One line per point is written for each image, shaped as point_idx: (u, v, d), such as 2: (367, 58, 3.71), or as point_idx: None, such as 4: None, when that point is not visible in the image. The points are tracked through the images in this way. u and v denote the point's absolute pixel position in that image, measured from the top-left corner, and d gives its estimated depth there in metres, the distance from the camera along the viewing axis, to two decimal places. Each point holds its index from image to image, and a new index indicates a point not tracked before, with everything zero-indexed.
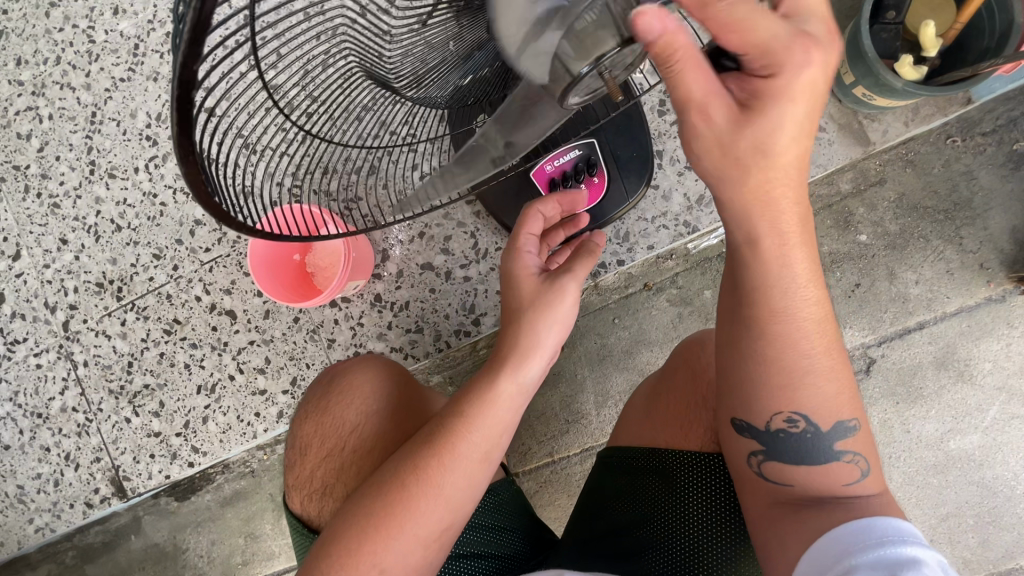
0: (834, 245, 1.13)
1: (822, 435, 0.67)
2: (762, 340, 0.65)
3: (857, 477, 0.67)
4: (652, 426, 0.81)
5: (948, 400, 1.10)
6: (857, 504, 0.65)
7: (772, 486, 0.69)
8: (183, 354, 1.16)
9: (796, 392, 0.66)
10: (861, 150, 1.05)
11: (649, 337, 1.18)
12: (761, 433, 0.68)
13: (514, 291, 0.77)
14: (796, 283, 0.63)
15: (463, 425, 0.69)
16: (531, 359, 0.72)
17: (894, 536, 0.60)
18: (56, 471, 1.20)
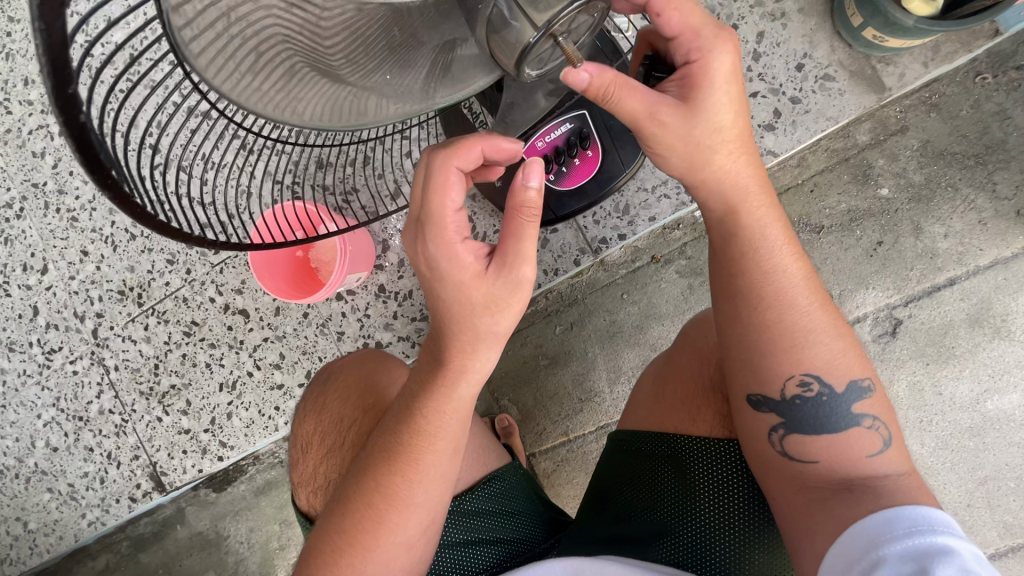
0: (853, 201, 1.06)
1: (838, 397, 0.66)
2: (745, 307, 0.67)
3: (881, 448, 0.64)
4: (661, 408, 0.78)
5: (984, 358, 1.04)
6: (890, 483, 0.62)
7: (797, 466, 0.65)
8: (203, 354, 1.21)
9: (800, 355, 0.66)
10: (875, 97, 0.97)
11: (660, 311, 1.15)
12: (777, 404, 0.66)
13: (451, 286, 0.62)
14: (771, 252, 0.66)
15: (421, 439, 0.68)
16: (476, 363, 0.67)
17: (922, 526, 0.55)
18: (100, 469, 1.28)
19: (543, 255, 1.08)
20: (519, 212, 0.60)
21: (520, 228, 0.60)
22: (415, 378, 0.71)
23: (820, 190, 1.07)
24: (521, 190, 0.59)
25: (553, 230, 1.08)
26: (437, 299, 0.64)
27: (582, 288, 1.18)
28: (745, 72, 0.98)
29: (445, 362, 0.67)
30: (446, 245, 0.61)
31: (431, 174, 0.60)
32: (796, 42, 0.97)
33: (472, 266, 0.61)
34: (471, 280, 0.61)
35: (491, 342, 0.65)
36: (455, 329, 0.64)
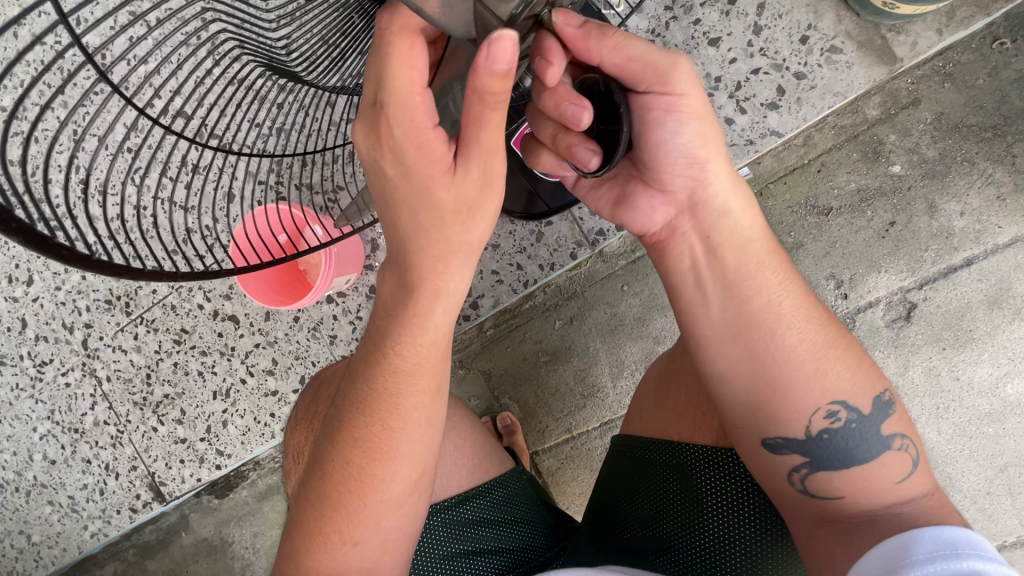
0: (863, 180, 1.01)
1: (866, 421, 0.62)
2: (760, 345, 0.63)
3: (909, 470, 0.61)
4: (665, 415, 0.74)
5: (1003, 340, 0.99)
6: (913, 510, 0.59)
7: (821, 500, 0.63)
8: (195, 362, 1.18)
9: (825, 381, 0.62)
10: (886, 69, 0.91)
11: (663, 302, 1.11)
12: (801, 443, 0.63)
13: (415, 182, 0.53)
14: (768, 274, 0.64)
15: (400, 379, 0.65)
16: (441, 283, 0.61)
17: (946, 550, 0.53)
18: (99, 481, 1.25)
19: (538, 249, 1.02)
20: (482, 99, 0.47)
21: (484, 116, 0.48)
22: (380, 313, 0.66)
23: (828, 170, 1.02)
24: (483, 72, 0.44)
25: (547, 222, 1.02)
26: (399, 207, 0.56)
27: (581, 281, 1.14)
28: (746, 48, 0.92)
29: (414, 288, 0.61)
30: (409, 133, 0.50)
31: (380, 36, 0.45)
32: (800, 12, 0.91)
33: (440, 162, 0.52)
34: (441, 181, 0.53)
35: (464, 255, 0.60)
36: (422, 247, 0.58)
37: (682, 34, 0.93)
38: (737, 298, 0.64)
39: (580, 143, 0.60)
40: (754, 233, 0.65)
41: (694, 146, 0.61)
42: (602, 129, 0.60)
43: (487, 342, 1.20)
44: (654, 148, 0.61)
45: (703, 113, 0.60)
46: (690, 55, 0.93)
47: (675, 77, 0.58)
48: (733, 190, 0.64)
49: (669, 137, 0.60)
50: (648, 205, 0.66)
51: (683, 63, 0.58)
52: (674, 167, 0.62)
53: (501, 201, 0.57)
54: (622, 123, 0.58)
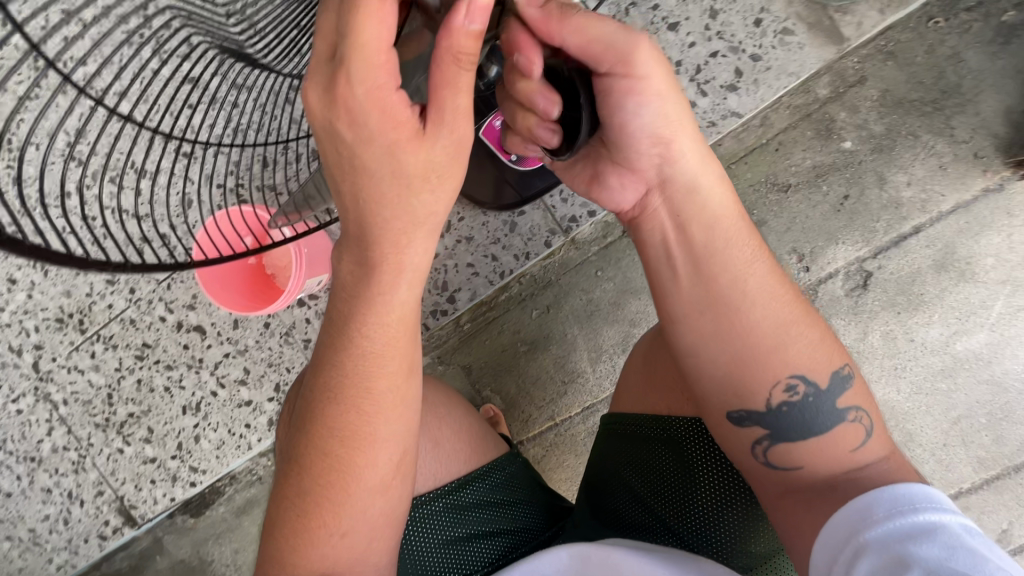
0: (818, 156, 1.06)
1: (823, 395, 0.65)
2: (727, 318, 0.65)
3: (863, 440, 0.64)
4: (652, 389, 0.76)
5: (951, 301, 1.06)
6: (871, 474, 0.62)
7: (782, 473, 0.65)
8: (160, 378, 1.13)
9: (790, 355, 0.64)
10: (834, 49, 0.95)
11: (635, 285, 1.13)
12: (762, 416, 0.65)
13: (381, 146, 0.51)
14: (736, 248, 0.66)
15: (370, 361, 0.63)
16: (405, 254, 0.59)
17: (903, 506, 0.56)
18: (62, 510, 1.18)
19: (512, 239, 1.02)
20: (453, 61, 0.48)
21: (455, 77, 0.49)
22: (340, 296, 0.63)
23: (785, 148, 1.06)
24: (458, 31, 0.47)
25: (520, 212, 1.01)
26: (361, 174, 0.53)
27: (555, 269, 1.15)
28: (703, 32, 0.94)
29: (376, 266, 0.59)
30: (376, 92, 0.49)
31: None
32: None
33: (408, 126, 0.51)
34: (409, 146, 0.52)
35: (428, 228, 0.58)
36: (385, 219, 0.56)
37: (642, 19, 0.94)
38: (706, 272, 0.66)
39: (540, 122, 0.65)
40: (720, 207, 0.66)
41: (659, 125, 0.63)
42: (564, 118, 0.64)
43: (466, 336, 1.20)
44: (617, 127, 0.64)
45: (669, 90, 0.62)
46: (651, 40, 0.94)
47: (638, 59, 0.59)
48: (701, 172, 0.66)
49: (632, 116, 0.62)
50: (618, 181, 0.69)
51: (645, 42, 0.59)
52: (638, 145, 0.64)
53: (464, 172, 0.57)
54: (581, 112, 0.62)
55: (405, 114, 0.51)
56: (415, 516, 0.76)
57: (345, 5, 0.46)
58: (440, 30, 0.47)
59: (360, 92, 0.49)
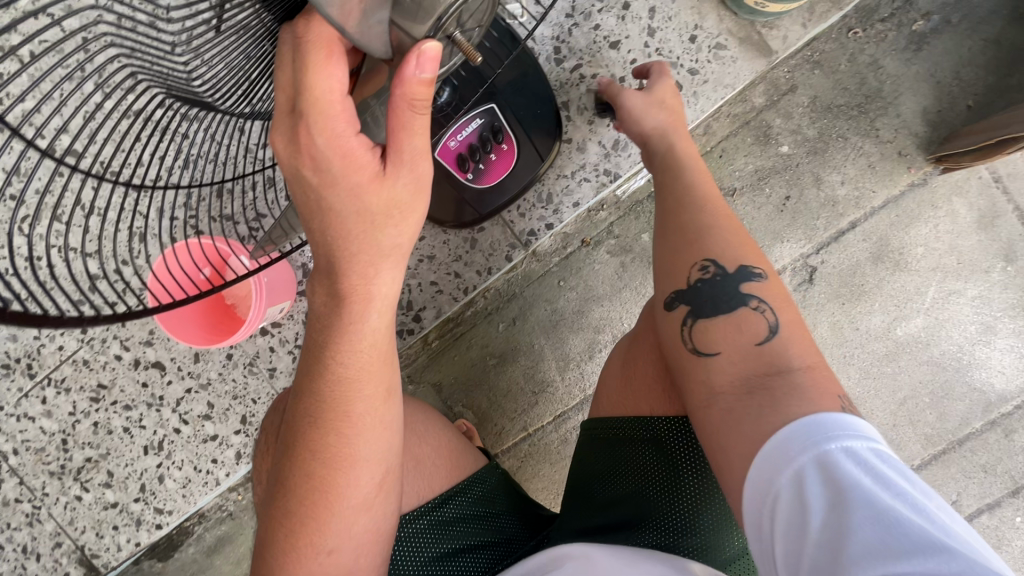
0: (758, 161, 1.12)
1: (732, 279, 0.70)
2: (671, 220, 0.78)
3: (769, 333, 0.66)
4: (632, 387, 0.79)
5: (889, 290, 1.13)
6: (787, 369, 0.62)
7: (704, 361, 0.67)
8: (119, 419, 1.09)
9: (707, 243, 0.73)
10: (765, 61, 1.00)
11: (597, 293, 1.16)
12: (686, 296, 0.71)
13: (346, 186, 0.54)
14: (686, 172, 0.80)
15: (346, 384, 0.63)
16: (375, 281, 0.60)
17: (817, 438, 0.55)
18: (17, 566, 1.11)
19: (474, 255, 1.03)
20: (408, 105, 0.49)
21: (411, 121, 0.51)
22: (313, 326, 0.64)
23: (728, 155, 1.12)
24: (409, 81, 0.47)
25: (480, 228, 1.03)
26: (328, 215, 0.56)
27: (519, 281, 1.17)
28: (644, 49, 0.99)
29: (347, 296, 0.61)
30: (336, 139, 0.51)
31: (305, 46, 0.45)
32: (687, 14, 0.99)
33: (368, 168, 0.53)
34: (371, 187, 0.54)
35: (395, 258, 0.61)
36: (352, 252, 0.58)
37: (585, 39, 0.98)
38: (664, 191, 0.81)
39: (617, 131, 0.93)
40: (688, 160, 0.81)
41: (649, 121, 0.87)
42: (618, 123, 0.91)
43: (435, 353, 1.20)
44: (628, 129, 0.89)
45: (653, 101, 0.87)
46: (595, 59, 0.98)
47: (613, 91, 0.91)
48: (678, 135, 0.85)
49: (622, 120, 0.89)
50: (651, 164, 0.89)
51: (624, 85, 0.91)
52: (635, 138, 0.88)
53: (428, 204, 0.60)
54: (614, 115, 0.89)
55: (366, 158, 0.53)
56: (401, 535, 0.76)
57: (294, 60, 0.46)
58: (393, 79, 0.47)
59: (321, 141, 0.51)
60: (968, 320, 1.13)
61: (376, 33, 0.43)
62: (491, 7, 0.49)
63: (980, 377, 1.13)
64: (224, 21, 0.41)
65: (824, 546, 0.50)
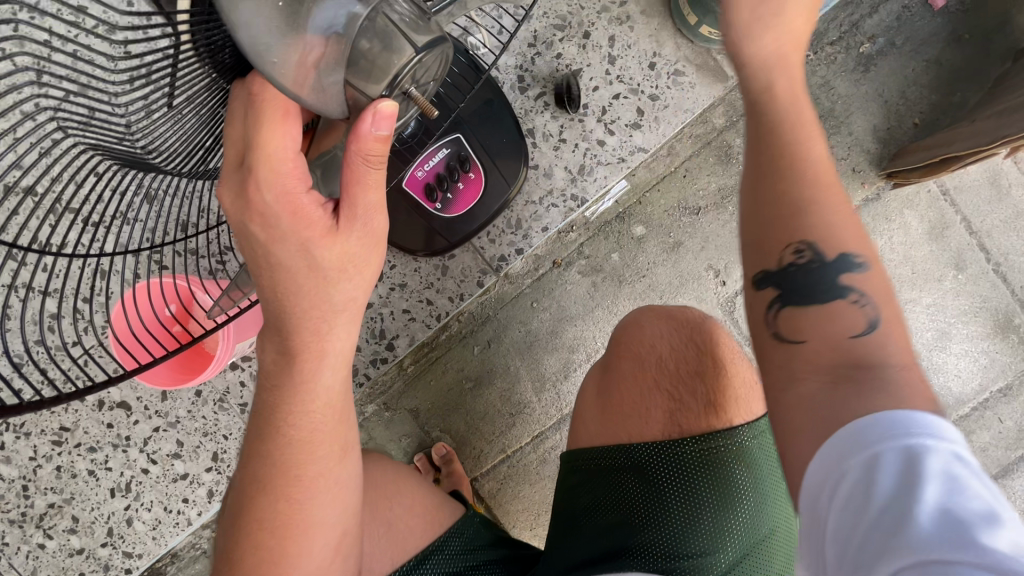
0: (720, 180, 1.15)
1: (834, 263, 0.56)
2: (774, 164, 0.58)
3: (868, 329, 0.54)
4: (611, 418, 0.79)
5: None
6: (895, 376, 0.51)
7: (787, 352, 0.56)
8: (83, 462, 1.05)
9: (819, 208, 0.57)
10: (721, 86, 1.04)
11: (570, 313, 1.17)
12: (777, 274, 0.58)
13: (296, 239, 0.56)
14: (795, 112, 0.60)
15: (297, 449, 0.62)
16: (327, 341, 0.61)
17: (902, 429, 0.45)
18: None
19: (445, 282, 1.04)
20: (364, 160, 0.51)
21: (365, 175, 0.53)
22: (262, 387, 0.63)
23: (691, 175, 1.15)
24: (365, 136, 0.48)
25: (451, 256, 1.03)
26: (277, 270, 0.57)
27: (492, 304, 1.18)
28: (605, 76, 1.01)
29: (297, 355, 0.61)
30: (284, 196, 0.53)
31: (257, 106, 0.47)
32: (645, 43, 1.02)
33: (319, 224, 0.56)
34: (322, 241, 0.56)
35: (349, 312, 0.62)
36: (303, 309, 0.59)
37: (548, 67, 1.00)
38: (759, 130, 0.61)
39: None
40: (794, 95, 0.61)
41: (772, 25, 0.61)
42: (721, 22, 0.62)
43: (411, 379, 1.19)
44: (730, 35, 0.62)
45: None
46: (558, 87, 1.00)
47: None
48: (788, 59, 0.61)
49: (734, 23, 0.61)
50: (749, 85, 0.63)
51: None
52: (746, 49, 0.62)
53: (383, 257, 0.63)
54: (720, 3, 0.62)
55: (315, 213, 0.55)
56: None
57: (246, 117, 0.48)
58: (348, 136, 0.49)
59: (269, 197, 0.53)
60: (926, 328, 1.17)
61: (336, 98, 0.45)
62: (444, 63, 0.50)
63: (942, 383, 1.17)
64: (177, 75, 0.40)
65: (875, 532, 0.42)
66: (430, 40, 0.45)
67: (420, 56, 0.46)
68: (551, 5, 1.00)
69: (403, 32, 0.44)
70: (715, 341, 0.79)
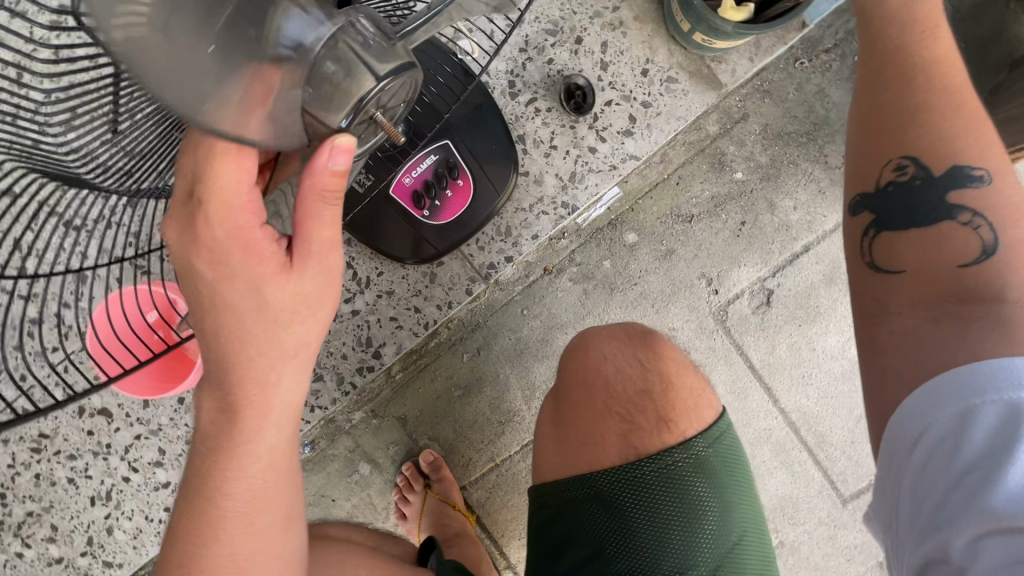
0: (714, 188, 1.14)
1: (951, 182, 0.57)
2: (887, 91, 0.61)
3: (980, 255, 0.54)
4: (568, 446, 0.79)
5: (842, 310, 1.17)
6: (1008, 302, 0.52)
7: (884, 278, 0.59)
8: (63, 470, 1.03)
9: (947, 125, 0.58)
10: (715, 94, 1.03)
11: (561, 320, 1.16)
12: (880, 200, 0.60)
13: (245, 278, 0.54)
14: (918, 39, 0.62)
15: (231, 513, 0.60)
16: (272, 394, 0.60)
17: (1009, 384, 0.49)
18: None
19: (433, 290, 1.02)
20: (319, 197, 0.51)
21: (320, 212, 0.53)
22: (199, 445, 0.61)
23: (685, 182, 1.14)
24: (321, 171, 0.48)
25: (439, 263, 1.02)
26: (224, 311, 0.55)
27: (482, 311, 1.16)
28: (597, 83, 1.00)
29: (241, 408, 0.59)
30: (233, 232, 0.52)
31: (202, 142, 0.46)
32: (638, 49, 1.00)
33: (270, 262, 0.54)
34: (275, 280, 0.55)
35: (300, 358, 0.61)
36: (251, 355, 0.57)
37: (539, 74, 0.99)
38: (874, 61, 0.64)
39: None
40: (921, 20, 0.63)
41: None
42: None
43: (399, 386, 1.18)
44: None
45: None
46: (549, 93, 0.99)
47: None
48: None
49: None
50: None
51: None
52: None
53: (335, 300, 0.62)
54: None
55: (267, 250, 0.54)
56: None
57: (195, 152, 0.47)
58: (304, 170, 0.49)
59: (218, 234, 0.52)
60: None
61: (294, 129, 0.44)
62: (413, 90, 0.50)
63: None
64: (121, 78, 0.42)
65: (958, 487, 0.50)
66: (397, 67, 0.44)
67: (383, 84, 0.44)
68: (543, 9, 0.98)
69: (370, 54, 0.43)
70: (659, 355, 0.81)
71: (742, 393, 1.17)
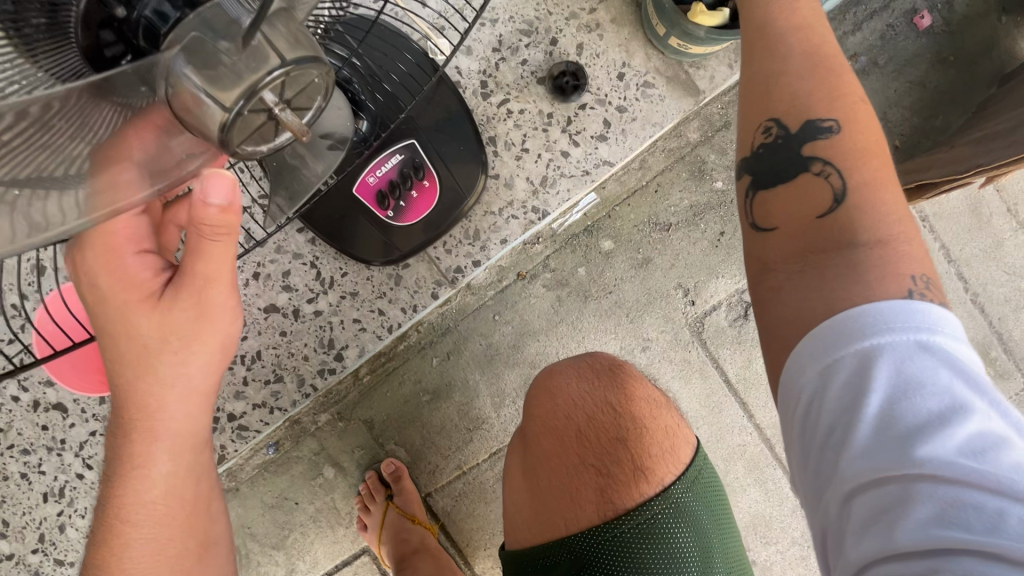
0: (693, 197, 1.12)
1: (811, 135, 0.54)
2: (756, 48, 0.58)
3: (835, 203, 0.51)
4: (544, 502, 0.76)
5: None
6: (867, 246, 0.49)
7: (761, 237, 0.55)
8: (16, 465, 1.00)
9: (808, 81, 0.55)
10: (692, 100, 1.00)
11: (533, 327, 1.13)
12: (756, 162, 0.57)
13: (123, 312, 0.56)
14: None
15: (131, 541, 0.59)
16: (159, 419, 0.59)
17: (879, 325, 0.45)
18: None
19: (398, 293, 1.00)
20: (199, 231, 0.52)
21: (200, 244, 0.53)
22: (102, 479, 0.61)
23: (663, 190, 1.11)
24: (198, 203, 0.50)
25: (405, 265, 0.99)
26: (107, 342, 0.57)
27: (453, 315, 1.13)
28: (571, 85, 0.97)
29: (128, 433, 0.59)
30: (113, 267, 0.55)
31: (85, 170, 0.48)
32: (615, 52, 0.98)
33: (146, 294, 0.56)
34: (143, 311, 0.56)
35: (184, 388, 0.60)
36: (130, 382, 0.58)
37: (512, 74, 0.96)
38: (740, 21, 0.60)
39: None
40: None
41: None
42: None
43: (366, 390, 1.15)
44: None
45: None
46: (522, 94, 0.96)
47: None
48: None
49: None
50: None
51: None
52: None
53: (222, 329, 0.60)
54: None
55: (144, 282, 0.56)
56: None
57: None
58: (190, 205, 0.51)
59: (98, 269, 0.55)
60: None
61: (175, 151, 0.45)
62: (325, 75, 0.44)
63: None
64: None
65: (831, 444, 0.45)
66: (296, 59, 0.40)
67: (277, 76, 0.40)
68: (517, 9, 0.96)
69: (268, 39, 0.39)
70: (629, 396, 0.78)
71: (716, 408, 1.15)
